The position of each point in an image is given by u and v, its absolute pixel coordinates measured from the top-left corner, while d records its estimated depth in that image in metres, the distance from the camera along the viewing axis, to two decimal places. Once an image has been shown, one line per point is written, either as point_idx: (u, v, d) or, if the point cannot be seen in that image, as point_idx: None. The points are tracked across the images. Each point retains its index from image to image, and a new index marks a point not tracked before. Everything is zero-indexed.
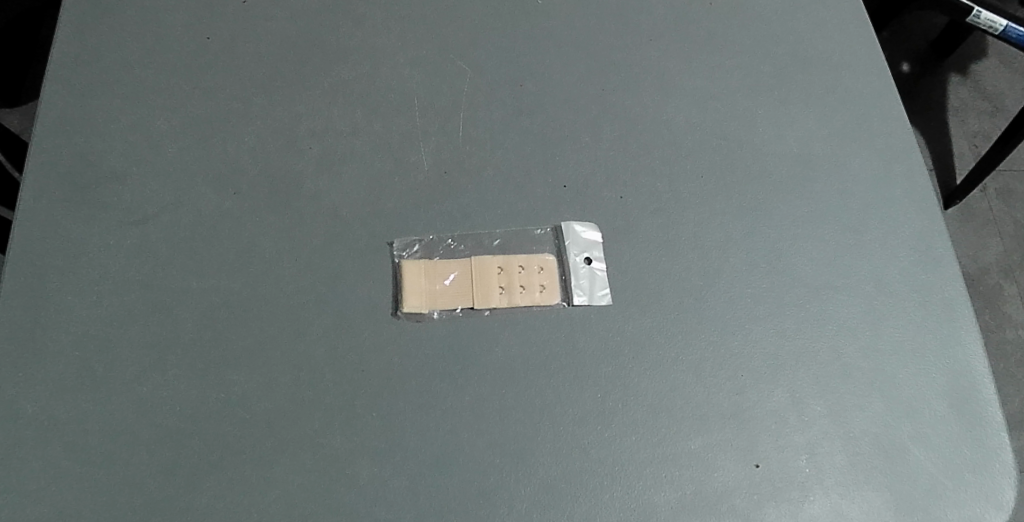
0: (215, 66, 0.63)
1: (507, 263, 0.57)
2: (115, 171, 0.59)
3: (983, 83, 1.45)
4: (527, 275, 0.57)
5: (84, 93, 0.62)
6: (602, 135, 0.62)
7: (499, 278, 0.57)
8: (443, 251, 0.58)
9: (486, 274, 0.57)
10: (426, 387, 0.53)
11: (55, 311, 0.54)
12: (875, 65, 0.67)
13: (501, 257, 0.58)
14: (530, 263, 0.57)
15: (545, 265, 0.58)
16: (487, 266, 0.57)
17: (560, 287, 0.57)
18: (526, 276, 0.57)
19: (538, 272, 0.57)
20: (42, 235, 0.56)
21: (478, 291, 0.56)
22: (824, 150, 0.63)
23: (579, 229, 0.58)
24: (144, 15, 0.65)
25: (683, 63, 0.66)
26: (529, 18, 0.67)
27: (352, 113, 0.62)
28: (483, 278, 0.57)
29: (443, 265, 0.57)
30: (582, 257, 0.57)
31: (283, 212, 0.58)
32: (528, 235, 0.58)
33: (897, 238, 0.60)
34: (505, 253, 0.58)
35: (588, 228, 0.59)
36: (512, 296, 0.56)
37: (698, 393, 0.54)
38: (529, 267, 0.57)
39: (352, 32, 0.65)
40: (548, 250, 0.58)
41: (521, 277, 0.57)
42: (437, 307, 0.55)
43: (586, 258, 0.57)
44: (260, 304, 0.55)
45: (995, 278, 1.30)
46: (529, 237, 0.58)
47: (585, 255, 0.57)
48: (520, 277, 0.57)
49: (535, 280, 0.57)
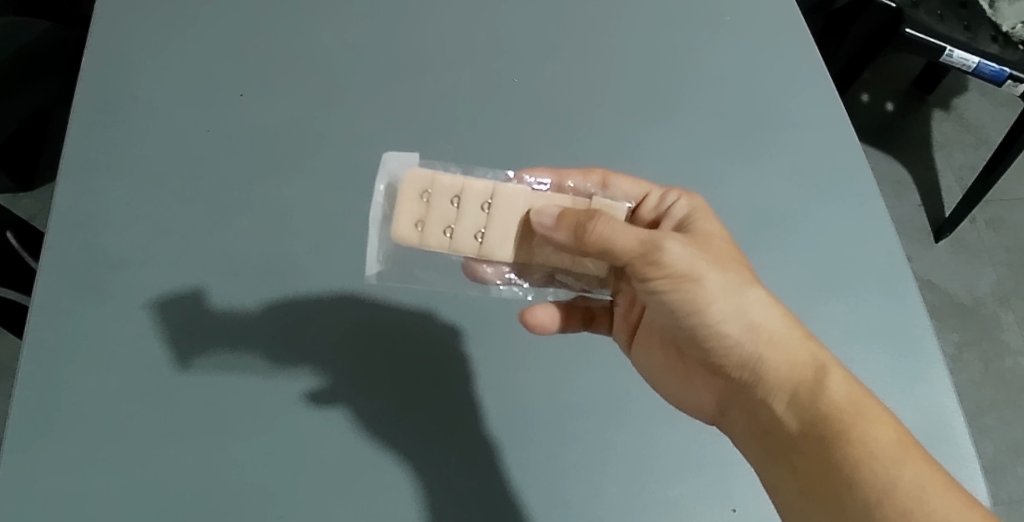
0: (214, 155, 0.68)
1: (459, 234, 0.55)
2: (125, 259, 0.63)
3: (967, 116, 1.58)
4: (432, 203, 0.55)
5: (94, 184, 0.66)
6: (399, 170, 0.57)
7: (488, 212, 0.56)
8: (500, 283, 0.61)
9: (494, 224, 0.56)
10: (423, 449, 0.58)
11: (66, 394, 0.57)
12: (825, 126, 0.74)
13: (446, 251, 0.55)
14: (507, 223, 0.56)
15: (399, 240, 0.55)
16: (487, 234, 0.56)
17: (501, 207, 0.56)
18: (448, 196, 0.55)
19: (508, 219, 0.56)
20: (55, 321, 0.60)
21: (507, 191, 0.56)
22: (782, 205, 0.70)
23: (396, 162, 0.57)
24: (146, 108, 0.70)
25: (651, 132, 0.72)
26: (506, 95, 0.73)
27: (348, 195, 0.67)
28: (502, 198, 0.56)
29: (537, 321, 0.58)
30: (483, 202, 0.56)
31: (282, 289, 0.63)
32: (467, 228, 0.55)
33: (861, 287, 0.66)
34: (487, 238, 0.56)
35: (389, 168, 0.57)
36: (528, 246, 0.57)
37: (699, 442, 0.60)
38: (433, 213, 0.55)
39: (342, 117, 0.71)
40: (481, 217, 0.56)
41: (420, 240, 0.55)
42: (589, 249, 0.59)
43: (486, 201, 0.56)
44: (265, 377, 0.59)
45: (990, 306, 1.41)
46: (471, 230, 0.55)
47: (484, 199, 0.56)
48: (441, 218, 0.55)
49: (452, 186, 0.55)
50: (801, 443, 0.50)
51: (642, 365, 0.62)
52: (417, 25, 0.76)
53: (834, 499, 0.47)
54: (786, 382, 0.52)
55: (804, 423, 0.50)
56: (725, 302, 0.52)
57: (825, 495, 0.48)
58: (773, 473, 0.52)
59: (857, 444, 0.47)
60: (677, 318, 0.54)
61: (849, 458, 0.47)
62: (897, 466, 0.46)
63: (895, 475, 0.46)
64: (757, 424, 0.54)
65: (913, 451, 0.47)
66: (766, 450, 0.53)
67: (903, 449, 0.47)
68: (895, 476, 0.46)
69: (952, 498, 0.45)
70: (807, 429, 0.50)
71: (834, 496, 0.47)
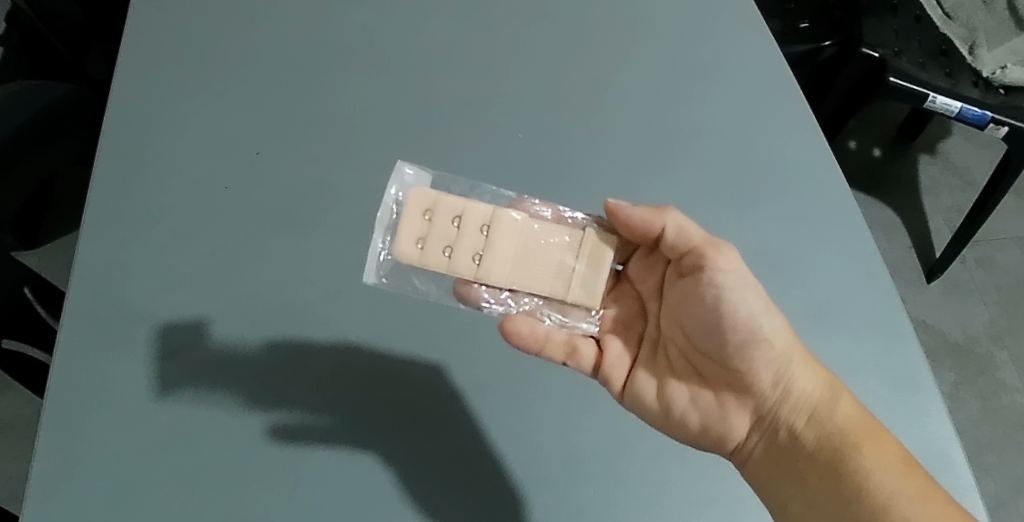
0: (231, 211, 0.71)
1: (457, 254, 0.61)
2: (146, 313, 0.65)
3: (952, 159, 1.63)
4: (434, 223, 0.62)
5: (115, 241, 0.68)
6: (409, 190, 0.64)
7: (486, 234, 0.62)
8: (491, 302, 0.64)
9: (490, 248, 0.62)
10: (438, 492, 0.61)
11: (90, 446, 0.59)
12: (816, 173, 0.78)
13: (444, 269, 0.62)
14: (506, 249, 0.62)
15: (400, 257, 0.61)
16: (483, 257, 0.62)
17: (500, 231, 0.62)
18: (449, 218, 0.62)
19: (505, 245, 0.62)
20: (79, 374, 0.62)
21: (505, 218, 0.62)
22: (777, 250, 0.73)
23: (406, 180, 0.65)
24: (165, 168, 0.73)
25: (649, 182, 0.76)
26: (511, 150, 0.76)
27: (361, 247, 0.70)
28: (499, 225, 0.62)
29: (514, 327, 0.59)
30: (482, 226, 0.62)
31: (297, 338, 0.65)
32: (465, 249, 0.62)
33: (857, 327, 0.69)
34: (483, 260, 0.62)
35: (398, 185, 0.64)
36: (523, 272, 0.63)
37: (708, 479, 0.62)
38: (433, 232, 0.62)
39: (353, 173, 0.74)
40: (479, 238, 0.62)
41: (420, 258, 0.61)
42: (581, 267, 0.64)
43: (485, 225, 0.62)
44: (282, 424, 0.61)
45: (985, 345, 1.44)
46: (468, 252, 0.62)
47: (484, 223, 0.62)
48: (441, 238, 0.62)
49: (452, 208, 0.62)
50: (817, 457, 0.58)
51: (638, 410, 0.63)
52: (424, 84, 0.80)
53: (846, 507, 0.55)
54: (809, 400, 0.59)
55: (821, 438, 0.58)
56: (768, 323, 0.60)
57: (840, 501, 0.55)
58: (785, 486, 0.59)
59: (870, 458, 0.56)
60: (720, 337, 0.61)
61: (862, 469, 0.56)
62: (904, 479, 0.55)
63: (902, 485, 0.54)
64: (770, 444, 0.60)
65: (915, 467, 0.56)
66: (778, 465, 0.60)
67: (907, 465, 0.55)
68: (901, 487, 0.54)
69: (950, 509, 0.53)
70: (826, 444, 0.58)
71: (848, 504, 0.55)
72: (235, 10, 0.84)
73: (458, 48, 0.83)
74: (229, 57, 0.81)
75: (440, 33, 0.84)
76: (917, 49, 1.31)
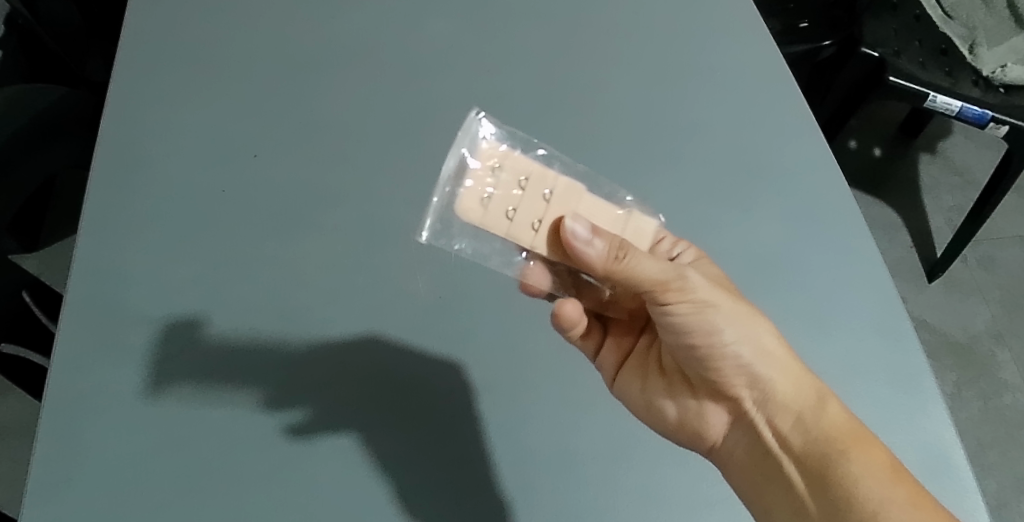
0: (229, 214, 0.71)
1: (519, 217, 0.54)
2: (143, 316, 0.65)
3: (953, 158, 1.63)
4: (501, 182, 0.53)
5: (112, 245, 0.68)
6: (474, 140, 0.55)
7: (547, 201, 0.55)
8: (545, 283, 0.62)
9: (553, 219, 0.55)
10: (437, 494, 0.60)
11: (86, 450, 0.59)
12: (814, 173, 0.78)
13: (503, 233, 0.54)
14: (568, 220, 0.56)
15: (463, 213, 0.53)
16: (545, 226, 0.55)
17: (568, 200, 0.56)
18: (515, 177, 0.54)
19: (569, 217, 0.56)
20: (76, 378, 0.61)
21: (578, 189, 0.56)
22: (776, 250, 0.72)
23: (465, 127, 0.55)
24: (163, 171, 0.73)
25: (648, 183, 0.75)
26: None
27: (359, 249, 0.70)
28: (564, 193, 0.55)
29: (562, 312, 0.60)
30: (547, 190, 0.54)
31: (295, 340, 0.65)
32: (533, 215, 0.54)
33: (857, 327, 0.69)
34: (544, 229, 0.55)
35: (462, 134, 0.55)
36: None
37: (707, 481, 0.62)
38: (500, 191, 0.53)
39: (351, 175, 0.74)
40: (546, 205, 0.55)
41: (482, 217, 0.53)
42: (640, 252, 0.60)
43: (550, 190, 0.55)
44: (279, 426, 0.61)
45: (987, 344, 1.43)
46: (537, 217, 0.54)
47: (547, 188, 0.54)
48: (507, 199, 0.53)
49: (524, 168, 0.54)
50: (802, 462, 0.58)
51: (626, 399, 0.66)
52: (421, 86, 0.80)
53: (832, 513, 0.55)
54: (790, 404, 0.60)
55: (806, 443, 0.58)
56: (738, 330, 0.59)
57: (827, 507, 0.55)
58: (775, 493, 0.58)
59: (853, 463, 0.55)
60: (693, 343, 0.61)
61: (848, 474, 0.55)
62: (890, 483, 0.54)
63: (887, 490, 0.54)
64: (756, 446, 0.61)
65: (902, 471, 0.55)
66: (765, 470, 0.60)
67: (893, 469, 0.55)
68: (889, 493, 0.53)
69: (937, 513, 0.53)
70: (811, 449, 0.58)
71: (833, 510, 0.55)
72: (232, 13, 0.84)
73: (456, 49, 0.83)
74: (225, 60, 0.80)
75: (438, 35, 0.84)
76: (916, 48, 1.31)
